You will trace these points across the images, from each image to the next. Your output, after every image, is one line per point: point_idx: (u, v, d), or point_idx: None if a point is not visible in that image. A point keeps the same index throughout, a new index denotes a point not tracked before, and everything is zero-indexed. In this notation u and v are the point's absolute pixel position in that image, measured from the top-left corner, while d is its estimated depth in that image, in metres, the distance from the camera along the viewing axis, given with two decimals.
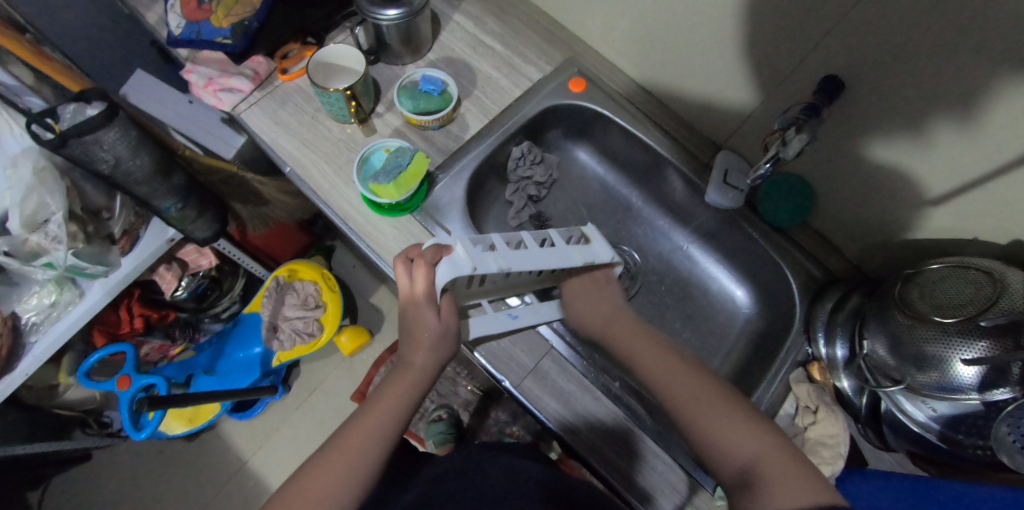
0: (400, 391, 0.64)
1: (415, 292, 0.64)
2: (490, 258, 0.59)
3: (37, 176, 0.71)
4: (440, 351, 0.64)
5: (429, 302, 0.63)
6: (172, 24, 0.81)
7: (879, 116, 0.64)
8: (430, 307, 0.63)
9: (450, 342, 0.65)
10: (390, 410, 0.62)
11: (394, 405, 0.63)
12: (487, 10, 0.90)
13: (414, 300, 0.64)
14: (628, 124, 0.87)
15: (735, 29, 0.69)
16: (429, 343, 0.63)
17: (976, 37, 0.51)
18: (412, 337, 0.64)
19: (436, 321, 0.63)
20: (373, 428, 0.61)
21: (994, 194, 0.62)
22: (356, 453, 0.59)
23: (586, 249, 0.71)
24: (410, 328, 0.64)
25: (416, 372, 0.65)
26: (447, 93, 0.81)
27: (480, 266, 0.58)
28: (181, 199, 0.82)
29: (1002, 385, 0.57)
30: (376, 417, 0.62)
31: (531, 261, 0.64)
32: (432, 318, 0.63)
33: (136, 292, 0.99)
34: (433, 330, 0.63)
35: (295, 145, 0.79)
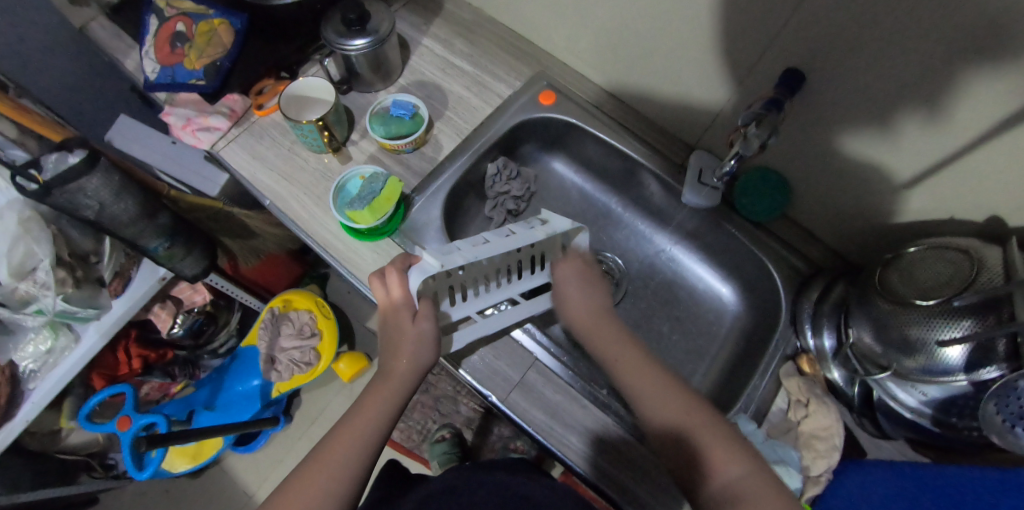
0: (382, 398, 0.63)
1: (391, 300, 0.64)
2: (455, 256, 0.63)
3: (23, 226, 0.73)
4: (421, 358, 0.63)
5: (406, 308, 0.63)
6: (148, 70, 0.82)
7: (841, 104, 0.65)
8: (405, 315, 0.63)
9: (431, 348, 0.63)
10: (372, 421, 0.62)
11: (375, 414, 0.62)
12: (455, 32, 0.93)
13: (392, 307, 0.64)
14: (601, 132, 0.88)
15: (693, 31, 0.70)
16: (408, 349, 0.62)
17: (924, 15, 0.52)
18: (392, 346, 0.64)
19: (413, 327, 0.62)
20: (353, 441, 0.61)
21: (963, 173, 0.61)
22: (334, 468, 0.59)
23: (550, 223, 0.73)
24: (391, 335, 0.64)
25: (396, 383, 0.63)
26: (419, 116, 0.83)
27: (447, 262, 0.61)
28: (167, 238, 0.84)
29: (990, 363, 0.56)
30: (357, 430, 0.61)
31: (496, 246, 0.66)
32: (410, 325, 0.62)
33: (132, 332, 1.02)
34: (409, 337, 0.63)
35: (273, 178, 0.81)
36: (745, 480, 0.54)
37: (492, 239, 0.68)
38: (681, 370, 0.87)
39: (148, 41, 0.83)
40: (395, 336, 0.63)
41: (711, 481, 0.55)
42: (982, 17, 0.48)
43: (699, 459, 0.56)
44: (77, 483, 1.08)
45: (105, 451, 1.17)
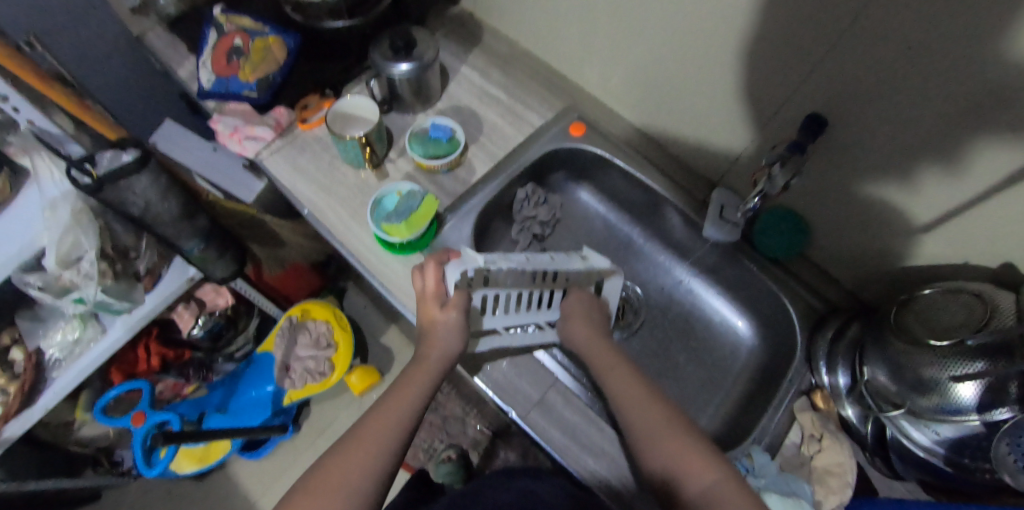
0: (418, 380, 0.65)
1: (426, 292, 0.68)
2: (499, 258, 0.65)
3: (75, 218, 0.75)
4: (451, 340, 0.65)
5: (438, 297, 0.67)
6: (203, 79, 0.88)
7: (854, 149, 0.69)
8: (436, 302, 0.67)
9: (460, 334, 0.66)
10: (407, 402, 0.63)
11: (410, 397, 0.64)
12: (492, 62, 0.98)
13: (426, 297, 0.68)
14: (627, 164, 0.91)
15: (721, 75, 0.75)
16: (439, 335, 0.65)
17: (937, 76, 0.56)
18: (425, 335, 0.67)
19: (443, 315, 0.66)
20: (390, 420, 0.61)
21: (977, 221, 0.64)
22: (372, 444, 0.59)
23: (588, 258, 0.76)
24: (424, 326, 0.67)
25: (429, 366, 0.65)
26: (455, 139, 0.87)
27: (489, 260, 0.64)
28: (202, 240, 0.88)
29: (1001, 405, 0.57)
30: (393, 410, 0.62)
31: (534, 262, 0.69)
32: (441, 312, 0.66)
33: (155, 329, 1.04)
34: (439, 323, 0.66)
35: (312, 190, 0.85)
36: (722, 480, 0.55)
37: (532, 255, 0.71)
38: (695, 401, 0.88)
39: (205, 53, 0.89)
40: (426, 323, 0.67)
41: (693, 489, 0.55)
42: (992, 82, 0.52)
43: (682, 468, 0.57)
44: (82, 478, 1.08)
45: (112, 447, 1.18)
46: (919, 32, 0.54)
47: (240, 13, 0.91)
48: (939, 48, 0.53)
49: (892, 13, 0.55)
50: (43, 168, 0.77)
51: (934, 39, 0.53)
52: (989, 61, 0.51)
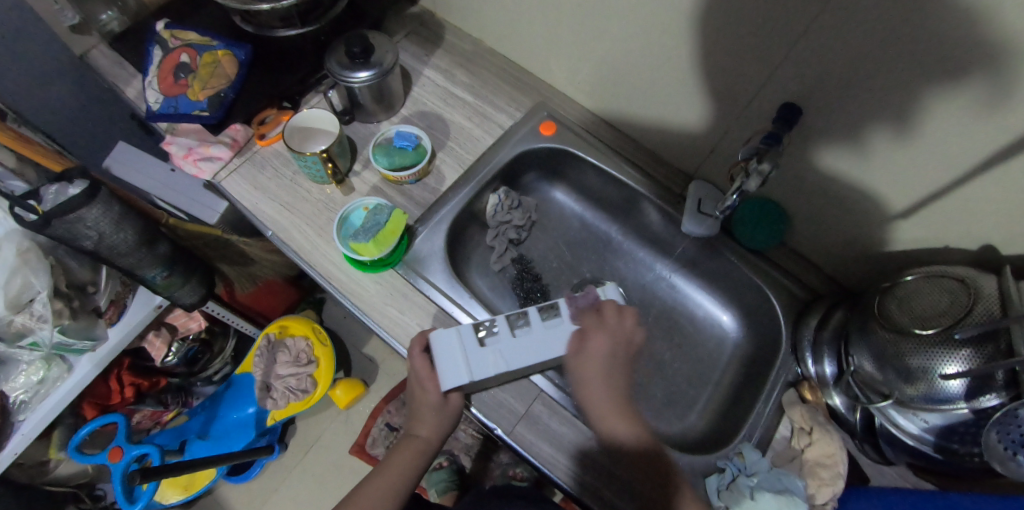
0: (412, 453, 0.68)
1: (418, 374, 0.69)
2: (488, 362, 0.68)
3: (21, 258, 0.71)
4: (446, 421, 0.69)
5: (433, 382, 0.68)
6: (150, 100, 0.82)
7: (829, 137, 0.67)
8: (429, 386, 0.68)
9: (451, 417, 0.69)
10: (400, 473, 0.67)
11: (402, 469, 0.67)
12: (456, 63, 0.95)
13: (417, 378, 0.69)
14: (600, 161, 0.89)
15: (689, 66, 0.73)
16: (432, 416, 0.68)
17: (914, 55, 0.54)
18: (416, 414, 0.69)
19: (437, 399, 0.68)
20: (385, 490, 0.65)
21: (954, 206, 0.63)
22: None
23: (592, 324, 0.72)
24: (415, 405, 0.69)
25: (422, 444, 0.68)
26: (421, 147, 0.84)
27: (477, 372, 0.67)
28: (166, 267, 0.84)
29: (989, 391, 0.56)
30: (388, 481, 0.66)
31: (521, 359, 0.69)
32: (435, 396, 0.68)
33: (126, 360, 1.00)
34: (435, 407, 0.68)
35: (275, 209, 0.82)
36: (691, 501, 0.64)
37: (522, 339, 0.70)
38: (683, 398, 0.86)
39: (151, 71, 0.83)
40: (419, 401, 0.69)
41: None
42: (970, 56, 0.51)
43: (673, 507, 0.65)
44: None
45: (93, 482, 1.14)
46: (896, 9, 0.52)
47: (185, 27, 0.86)
48: (918, 25, 0.52)
49: None
50: None
51: (913, 17, 0.51)
52: (970, 35, 0.49)
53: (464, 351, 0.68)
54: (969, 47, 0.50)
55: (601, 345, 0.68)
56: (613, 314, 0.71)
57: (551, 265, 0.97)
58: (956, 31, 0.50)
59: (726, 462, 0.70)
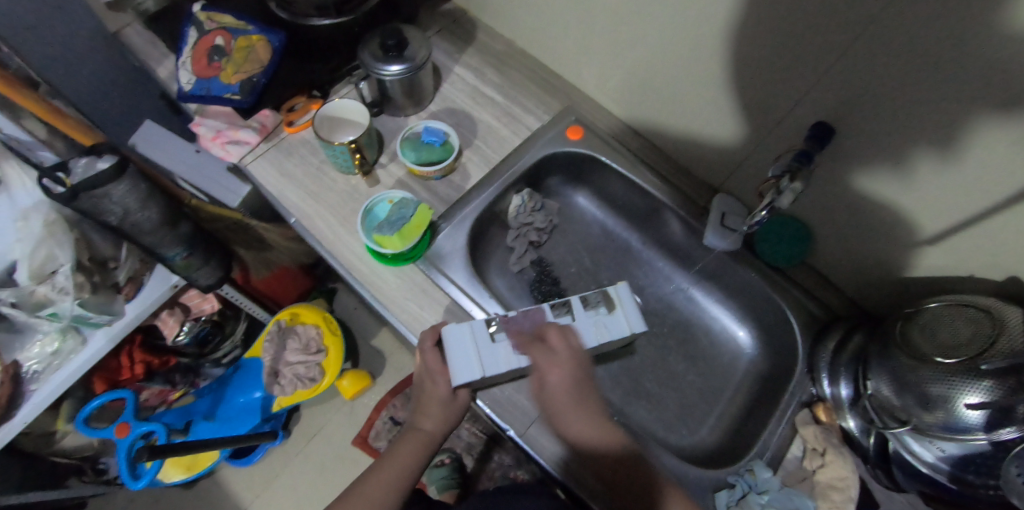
0: (416, 443, 0.68)
1: (429, 369, 0.68)
2: (501, 357, 0.67)
3: (48, 229, 0.72)
4: (451, 413, 0.68)
5: (442, 378, 0.67)
6: (183, 80, 0.83)
7: (862, 159, 0.67)
8: (435, 377, 0.68)
9: (457, 411, 0.69)
10: (404, 466, 0.67)
11: (405, 463, 0.67)
12: (487, 62, 0.95)
13: (427, 371, 0.68)
14: (625, 168, 0.89)
15: (723, 79, 0.72)
16: (438, 411, 0.68)
17: (960, 81, 0.53)
18: (422, 405, 0.69)
19: (446, 393, 0.67)
20: (386, 484, 0.66)
21: (983, 235, 0.63)
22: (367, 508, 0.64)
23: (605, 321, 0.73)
24: (423, 397, 0.69)
25: (427, 436, 0.68)
26: (449, 144, 0.84)
27: (489, 366, 0.66)
28: (185, 247, 0.84)
29: (1008, 424, 0.56)
30: (390, 473, 0.66)
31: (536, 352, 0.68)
32: (443, 389, 0.67)
33: (137, 337, 1.01)
34: (442, 401, 0.67)
35: (301, 197, 0.82)
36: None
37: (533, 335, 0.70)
38: (694, 411, 0.86)
39: (185, 51, 0.84)
40: (425, 392, 0.69)
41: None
42: (1009, 84, 0.50)
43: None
44: (67, 488, 1.05)
45: (98, 456, 1.15)
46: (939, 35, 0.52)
47: (222, 10, 0.87)
48: (960, 52, 0.51)
49: (919, 16, 0.52)
50: (15, 177, 0.74)
51: (962, 44, 0.51)
52: (1013, 66, 0.49)
53: (476, 346, 0.67)
54: (1015, 75, 0.49)
55: (558, 379, 0.66)
56: (558, 338, 0.69)
57: (568, 270, 0.97)
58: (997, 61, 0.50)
59: (737, 478, 0.70)
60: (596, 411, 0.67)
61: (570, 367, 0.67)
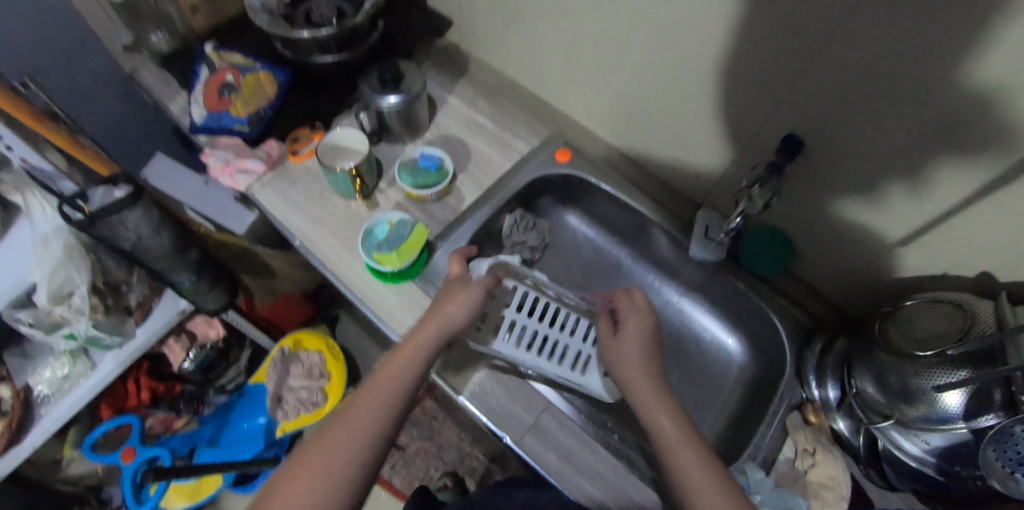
0: (403, 361, 0.61)
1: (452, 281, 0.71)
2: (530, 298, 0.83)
3: (66, 253, 0.75)
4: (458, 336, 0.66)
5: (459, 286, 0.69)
6: (195, 115, 0.89)
7: (831, 168, 0.71)
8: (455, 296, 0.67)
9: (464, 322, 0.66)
10: (398, 378, 0.60)
11: (402, 370, 0.61)
12: (479, 93, 1.01)
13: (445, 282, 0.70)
14: (612, 187, 0.94)
15: (698, 99, 0.78)
16: (443, 319, 0.64)
17: (911, 92, 0.58)
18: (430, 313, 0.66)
19: (459, 315, 0.65)
20: (383, 395, 0.59)
21: (949, 235, 0.67)
22: (357, 419, 0.57)
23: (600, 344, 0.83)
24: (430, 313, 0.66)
25: (429, 343, 0.63)
26: (444, 169, 0.89)
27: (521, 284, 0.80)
28: (195, 272, 0.89)
29: (988, 411, 0.58)
30: (386, 382, 0.60)
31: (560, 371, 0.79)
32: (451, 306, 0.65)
33: (144, 363, 1.04)
34: (454, 317, 0.65)
35: (304, 221, 0.87)
36: (701, 467, 0.54)
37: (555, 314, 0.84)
38: (689, 420, 0.87)
39: (198, 89, 0.90)
40: (433, 312, 0.66)
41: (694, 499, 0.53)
42: (953, 89, 0.55)
43: (693, 493, 0.53)
44: None
45: (100, 485, 1.15)
46: (887, 49, 0.56)
47: (231, 50, 0.93)
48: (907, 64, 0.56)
49: (868, 34, 0.57)
50: (36, 205, 0.76)
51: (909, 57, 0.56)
52: (955, 74, 0.54)
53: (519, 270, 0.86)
54: (957, 82, 0.54)
55: (634, 327, 0.69)
56: (628, 304, 0.73)
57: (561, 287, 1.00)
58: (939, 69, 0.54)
59: (731, 480, 0.71)
60: (661, 369, 0.66)
61: (649, 320, 0.71)
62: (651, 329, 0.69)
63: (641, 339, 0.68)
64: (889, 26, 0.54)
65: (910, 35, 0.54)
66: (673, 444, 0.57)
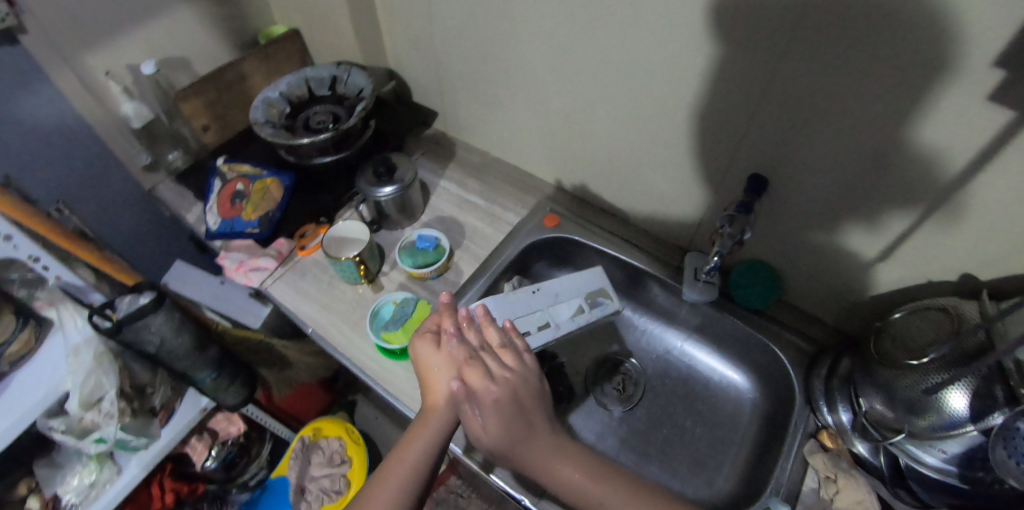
0: (409, 460, 0.65)
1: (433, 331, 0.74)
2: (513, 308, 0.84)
3: (96, 361, 0.81)
4: (454, 409, 0.69)
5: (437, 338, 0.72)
6: (210, 222, 0.97)
7: (796, 196, 0.75)
8: (443, 369, 0.70)
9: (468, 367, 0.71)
10: (430, 435, 0.67)
11: (429, 429, 0.67)
12: (468, 174, 1.10)
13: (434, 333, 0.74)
14: (600, 243, 0.98)
15: (663, 150, 0.85)
16: (449, 366, 0.70)
17: (851, 116, 0.63)
18: (432, 367, 0.71)
19: (449, 364, 0.70)
20: (415, 455, 0.65)
21: (921, 247, 0.69)
22: (398, 480, 0.64)
23: (580, 277, 0.91)
24: (427, 367, 0.71)
25: (446, 396, 0.69)
26: (441, 247, 0.95)
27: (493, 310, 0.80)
28: (214, 369, 0.94)
29: (994, 410, 0.57)
30: (416, 442, 0.66)
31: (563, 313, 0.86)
32: (444, 358, 0.71)
33: (168, 465, 1.05)
34: (452, 356, 0.71)
35: (315, 310, 0.92)
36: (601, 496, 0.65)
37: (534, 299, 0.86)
38: (708, 462, 0.86)
39: (211, 199, 0.99)
40: (434, 394, 0.69)
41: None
42: (888, 107, 0.60)
43: None
44: None
45: None
46: (823, 85, 0.63)
47: (241, 161, 1.04)
48: (841, 94, 0.62)
49: (799, 72, 0.64)
50: (68, 317, 0.81)
51: (841, 87, 0.62)
52: (884, 97, 0.60)
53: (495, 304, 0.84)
54: (889, 101, 0.60)
55: (493, 419, 0.66)
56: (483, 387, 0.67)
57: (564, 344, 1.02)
58: (870, 97, 0.61)
59: None
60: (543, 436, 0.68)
61: (511, 393, 0.68)
62: (511, 411, 0.67)
63: (500, 393, 0.67)
64: (819, 67, 0.62)
65: (840, 71, 0.61)
66: (569, 474, 0.66)
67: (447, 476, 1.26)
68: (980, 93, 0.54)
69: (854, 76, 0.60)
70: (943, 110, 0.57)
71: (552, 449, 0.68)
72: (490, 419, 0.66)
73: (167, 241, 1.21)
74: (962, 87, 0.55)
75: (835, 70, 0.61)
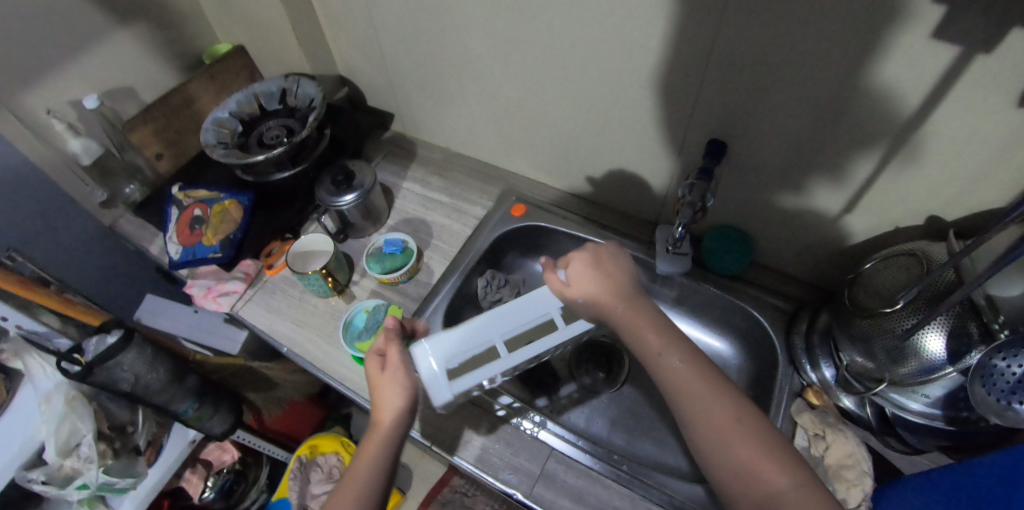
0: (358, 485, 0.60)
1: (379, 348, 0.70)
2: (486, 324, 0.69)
3: (69, 405, 0.79)
4: (402, 425, 0.63)
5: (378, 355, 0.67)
6: (172, 252, 0.94)
7: (755, 156, 0.74)
8: (393, 384, 0.65)
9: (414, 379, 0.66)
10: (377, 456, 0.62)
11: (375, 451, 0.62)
12: (430, 172, 1.09)
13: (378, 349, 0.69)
14: (569, 228, 0.97)
15: (620, 125, 0.83)
16: (394, 380, 0.65)
17: (801, 66, 0.62)
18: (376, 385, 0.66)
19: (393, 378, 0.65)
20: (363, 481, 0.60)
21: (883, 192, 0.68)
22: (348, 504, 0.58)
23: None
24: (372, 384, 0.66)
25: (392, 413, 0.63)
26: (408, 249, 0.94)
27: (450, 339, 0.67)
28: (195, 399, 0.92)
29: (971, 349, 0.58)
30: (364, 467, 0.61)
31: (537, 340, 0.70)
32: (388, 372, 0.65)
33: (166, 501, 1.03)
34: (394, 370, 0.65)
35: (289, 326, 0.91)
36: (687, 370, 0.57)
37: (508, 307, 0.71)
38: None
39: (170, 228, 0.96)
40: (380, 412, 0.64)
41: (687, 408, 0.56)
42: (838, 51, 0.59)
43: (707, 423, 0.54)
44: None
45: None
46: (768, 38, 0.62)
47: (196, 186, 1.00)
48: (787, 45, 0.61)
49: (745, 26, 0.62)
50: (37, 367, 0.79)
51: (789, 37, 0.60)
52: (831, 41, 0.58)
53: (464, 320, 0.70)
54: (839, 43, 0.58)
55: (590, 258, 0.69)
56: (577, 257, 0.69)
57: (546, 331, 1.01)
58: (817, 44, 0.59)
59: None
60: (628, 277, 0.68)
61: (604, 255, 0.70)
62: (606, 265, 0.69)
63: (604, 279, 0.66)
64: (762, 19, 0.60)
65: (784, 23, 0.59)
66: (671, 362, 0.58)
67: (449, 476, 1.27)
68: (924, 32, 0.53)
69: (798, 24, 0.59)
70: (892, 57, 0.56)
71: (656, 334, 0.61)
72: (586, 261, 0.68)
73: (135, 274, 1.18)
74: (907, 25, 0.53)
75: (781, 25, 0.60)
